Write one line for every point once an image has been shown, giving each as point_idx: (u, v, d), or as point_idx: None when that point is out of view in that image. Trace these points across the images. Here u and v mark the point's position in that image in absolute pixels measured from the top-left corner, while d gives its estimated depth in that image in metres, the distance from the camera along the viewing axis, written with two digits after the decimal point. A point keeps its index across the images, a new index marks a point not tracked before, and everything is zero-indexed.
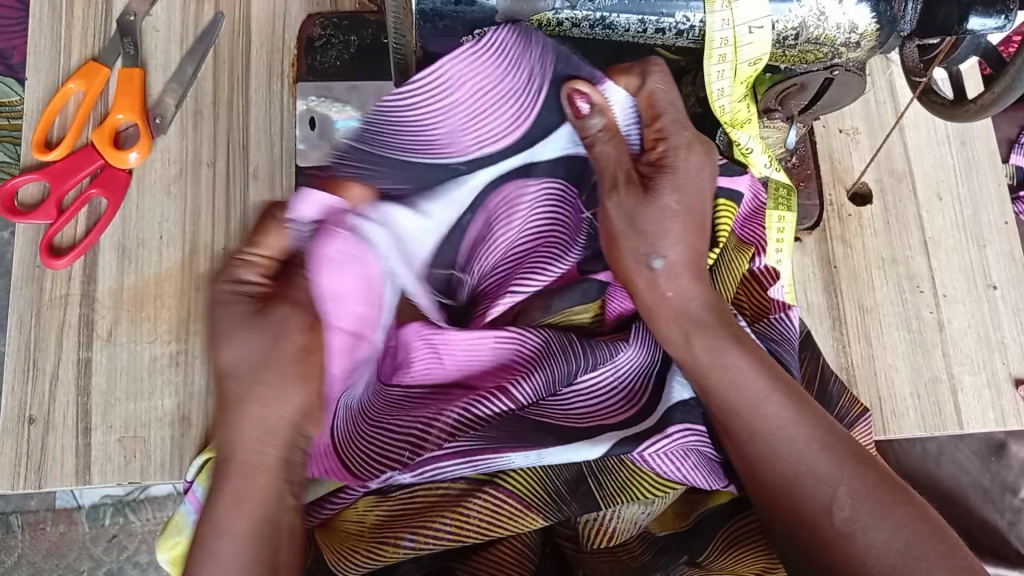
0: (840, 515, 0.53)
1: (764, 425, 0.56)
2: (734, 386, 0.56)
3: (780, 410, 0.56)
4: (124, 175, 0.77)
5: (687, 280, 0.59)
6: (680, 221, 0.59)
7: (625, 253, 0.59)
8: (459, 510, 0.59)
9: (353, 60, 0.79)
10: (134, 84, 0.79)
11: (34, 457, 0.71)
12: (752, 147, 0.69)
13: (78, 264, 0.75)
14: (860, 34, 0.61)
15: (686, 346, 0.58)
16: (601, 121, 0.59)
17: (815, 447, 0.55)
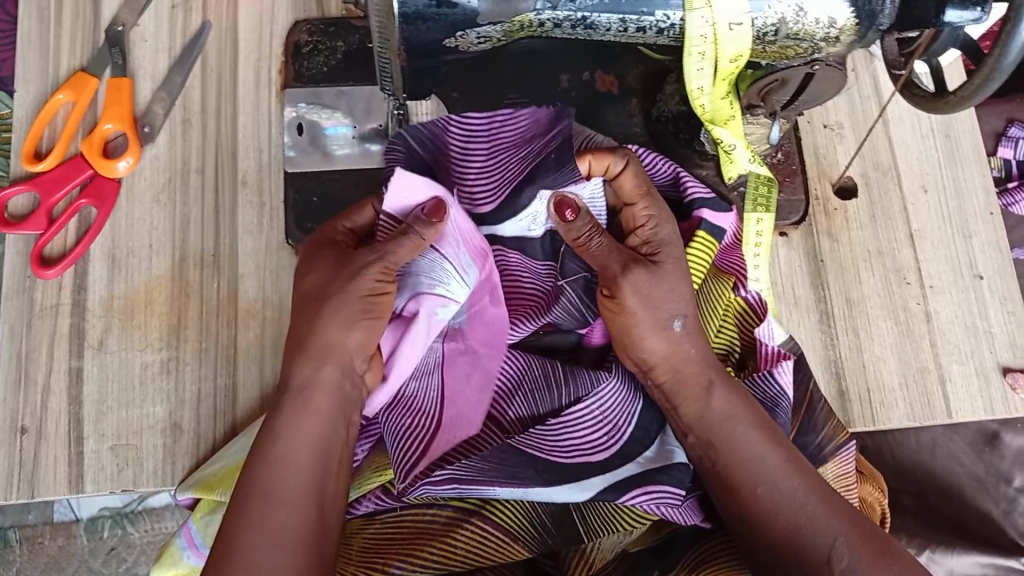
0: (837, 565, 0.55)
1: (768, 480, 0.59)
2: (744, 440, 0.60)
3: (778, 461, 0.59)
4: (113, 185, 0.77)
5: (701, 341, 0.64)
6: (688, 286, 0.64)
7: (642, 325, 0.62)
8: (446, 540, 0.62)
9: (340, 66, 0.79)
10: (123, 94, 0.79)
11: (27, 467, 0.71)
12: (735, 144, 0.70)
13: (68, 273, 0.76)
14: (839, 29, 0.61)
15: (700, 410, 0.62)
16: (590, 220, 0.63)
17: (815, 501, 0.58)
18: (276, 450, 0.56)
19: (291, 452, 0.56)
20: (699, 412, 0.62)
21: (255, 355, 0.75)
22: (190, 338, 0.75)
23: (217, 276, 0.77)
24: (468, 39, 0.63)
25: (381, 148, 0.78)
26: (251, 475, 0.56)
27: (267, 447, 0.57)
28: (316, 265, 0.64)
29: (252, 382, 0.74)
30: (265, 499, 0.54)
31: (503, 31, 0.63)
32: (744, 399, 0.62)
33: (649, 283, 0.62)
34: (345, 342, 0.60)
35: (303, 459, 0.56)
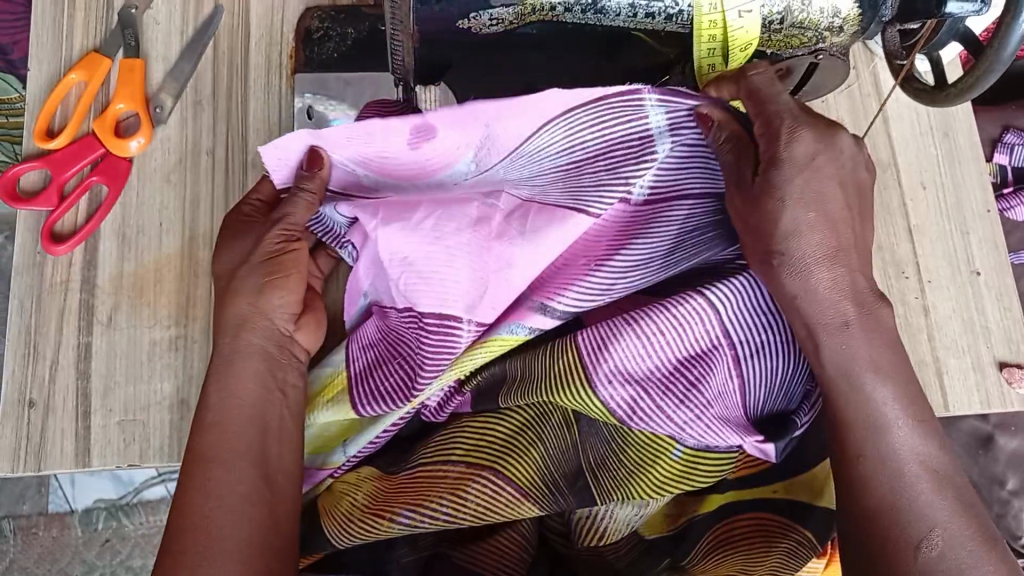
0: (931, 534, 0.55)
1: (883, 449, 0.57)
2: (876, 387, 0.58)
3: (912, 442, 0.57)
4: (125, 164, 0.78)
5: (821, 273, 0.58)
6: (813, 213, 0.57)
7: (755, 250, 0.59)
8: (458, 492, 0.64)
9: (351, 52, 0.81)
10: (137, 75, 0.80)
11: (34, 440, 0.72)
12: None
13: (78, 250, 0.76)
14: (843, 18, 0.63)
15: (815, 348, 0.59)
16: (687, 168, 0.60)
17: (922, 469, 0.56)
18: (212, 419, 0.61)
19: (225, 416, 0.61)
20: (819, 350, 0.59)
21: None
22: (198, 317, 0.76)
23: None
24: (481, 22, 0.65)
25: None
26: (192, 444, 0.61)
27: (203, 416, 0.61)
28: (235, 235, 0.67)
29: None
30: (198, 462, 0.59)
31: (516, 13, 0.65)
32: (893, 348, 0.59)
33: (750, 211, 0.58)
34: (256, 312, 0.63)
35: (226, 425, 0.60)
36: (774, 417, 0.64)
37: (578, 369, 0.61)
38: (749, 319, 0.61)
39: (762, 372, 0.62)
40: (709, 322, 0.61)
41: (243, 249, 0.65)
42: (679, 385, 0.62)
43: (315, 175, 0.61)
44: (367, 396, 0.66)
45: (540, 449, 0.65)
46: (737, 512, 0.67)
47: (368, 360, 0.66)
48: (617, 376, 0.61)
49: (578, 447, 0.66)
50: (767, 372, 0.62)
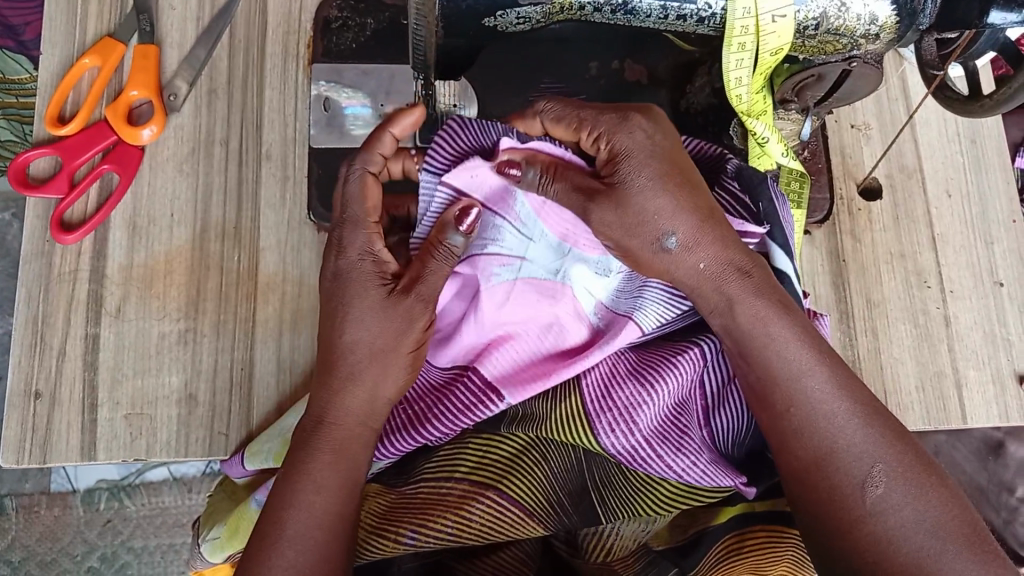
0: (873, 492, 0.52)
1: (808, 410, 0.54)
2: (777, 355, 0.55)
3: (845, 412, 0.54)
4: (136, 152, 0.77)
5: (705, 250, 0.56)
6: (659, 199, 0.56)
7: (634, 249, 0.57)
8: (462, 511, 0.63)
9: (369, 43, 0.79)
10: (150, 61, 0.79)
11: (40, 432, 0.71)
12: (768, 138, 0.70)
13: (87, 239, 0.75)
14: (880, 26, 0.61)
15: (729, 312, 0.56)
16: (535, 173, 0.58)
17: (856, 422, 0.54)
18: (309, 500, 0.55)
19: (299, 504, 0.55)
20: (727, 323, 0.57)
21: (274, 330, 0.74)
22: (208, 310, 0.74)
23: (237, 248, 0.76)
24: (508, 20, 0.63)
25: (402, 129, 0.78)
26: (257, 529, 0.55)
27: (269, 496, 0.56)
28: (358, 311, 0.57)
29: (270, 358, 0.74)
30: (282, 542, 0.53)
31: (544, 12, 0.63)
32: (777, 298, 0.57)
33: (616, 215, 0.55)
34: (378, 400, 0.58)
35: (321, 507, 0.55)
36: (748, 461, 0.64)
37: (583, 417, 0.60)
38: (718, 367, 0.63)
39: (734, 419, 0.63)
40: (696, 371, 0.61)
41: (390, 315, 0.57)
42: (669, 432, 0.61)
43: (467, 239, 0.57)
44: (375, 452, 0.64)
45: (545, 469, 0.64)
46: (749, 525, 0.65)
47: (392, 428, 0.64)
48: (619, 425, 0.60)
49: (583, 464, 0.64)
50: (738, 419, 0.63)
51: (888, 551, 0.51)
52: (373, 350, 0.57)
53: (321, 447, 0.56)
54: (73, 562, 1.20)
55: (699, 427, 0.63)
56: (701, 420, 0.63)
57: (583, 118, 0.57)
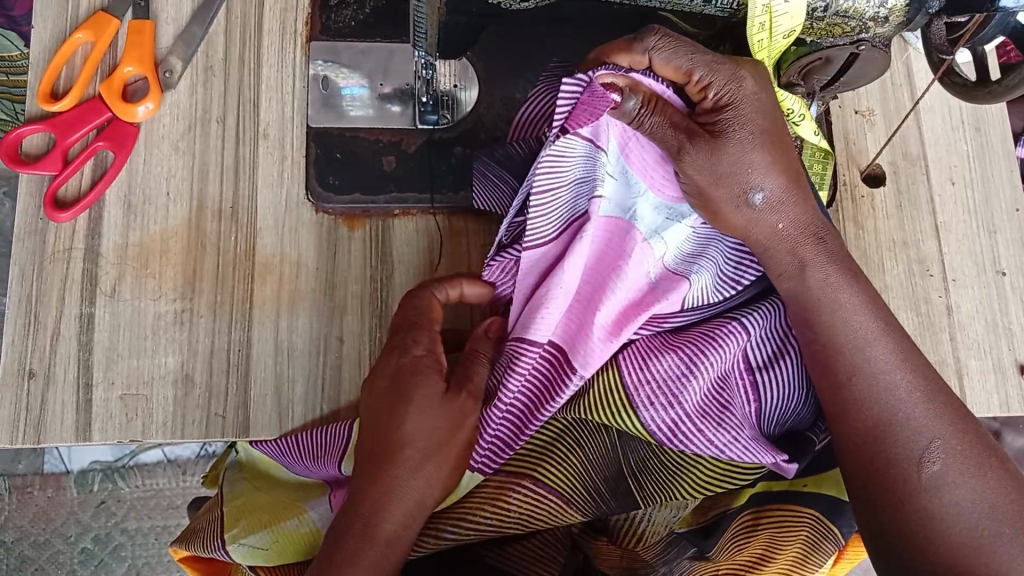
0: (928, 468, 0.56)
1: (871, 387, 0.58)
2: (846, 323, 0.59)
3: (907, 388, 0.58)
4: (132, 129, 0.76)
5: (789, 207, 0.61)
6: (757, 148, 0.59)
7: (720, 202, 0.59)
8: (500, 504, 0.62)
9: (369, 21, 0.78)
10: (145, 37, 0.77)
11: (34, 412, 0.70)
12: (801, 113, 0.66)
13: (82, 218, 0.74)
14: (889, 9, 0.60)
15: (799, 276, 0.61)
16: (636, 102, 0.56)
17: (916, 398, 0.58)
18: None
19: None
20: (798, 288, 0.61)
21: (271, 312, 0.74)
22: (204, 291, 0.73)
23: (234, 228, 0.75)
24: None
25: (401, 109, 0.76)
26: None
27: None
28: (418, 403, 0.59)
29: (267, 339, 0.73)
30: None
31: None
32: (847, 265, 0.62)
33: (712, 160, 0.58)
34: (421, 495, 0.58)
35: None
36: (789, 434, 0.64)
37: (621, 391, 0.61)
38: (763, 341, 0.63)
39: (780, 395, 0.63)
40: (739, 348, 0.62)
41: (446, 408, 0.59)
42: (710, 407, 0.61)
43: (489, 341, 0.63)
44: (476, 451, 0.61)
45: (581, 455, 0.63)
46: (766, 505, 0.67)
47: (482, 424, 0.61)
48: (660, 399, 0.60)
49: (617, 449, 0.64)
50: (784, 396, 0.63)
51: (943, 528, 0.54)
52: (427, 439, 0.58)
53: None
54: (67, 543, 1.20)
55: (745, 403, 0.63)
56: (752, 395, 0.63)
57: (699, 63, 0.57)
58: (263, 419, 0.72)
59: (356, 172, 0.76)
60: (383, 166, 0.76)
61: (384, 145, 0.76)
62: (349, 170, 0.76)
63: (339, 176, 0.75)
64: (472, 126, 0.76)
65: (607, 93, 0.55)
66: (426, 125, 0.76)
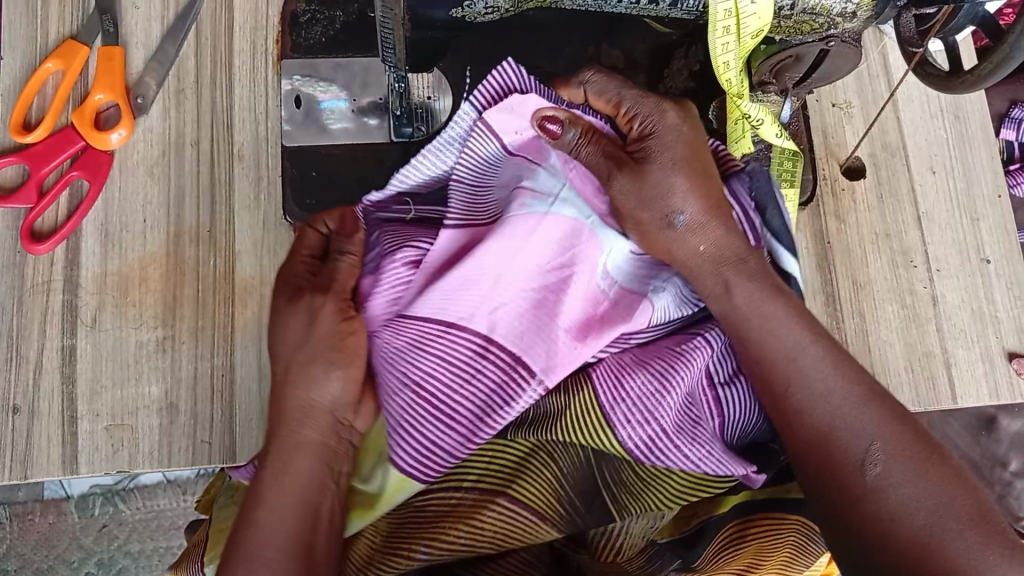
0: (872, 471, 0.54)
1: (803, 390, 0.56)
2: (773, 335, 0.58)
3: (843, 391, 0.56)
4: (106, 158, 0.75)
5: (715, 229, 0.60)
6: (679, 175, 0.60)
7: (647, 224, 0.60)
8: (472, 522, 0.61)
9: (339, 37, 0.78)
10: (115, 63, 0.77)
11: (20, 447, 0.70)
12: (762, 118, 0.64)
13: (60, 249, 0.74)
14: (856, 5, 0.60)
15: (728, 300, 0.59)
16: (575, 133, 0.60)
17: (854, 398, 0.56)
18: (265, 520, 0.55)
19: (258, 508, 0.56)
20: (725, 311, 0.60)
21: (254, 335, 0.73)
22: (186, 317, 0.73)
23: (213, 252, 0.75)
24: (475, 10, 0.61)
25: (379, 122, 0.76)
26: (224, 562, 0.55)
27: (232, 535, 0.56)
28: (278, 321, 0.63)
29: (250, 363, 0.73)
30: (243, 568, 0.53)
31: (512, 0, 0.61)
32: (772, 283, 0.60)
33: (637, 189, 0.59)
34: (313, 398, 0.60)
35: (294, 524, 0.56)
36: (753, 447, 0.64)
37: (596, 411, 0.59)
38: (725, 356, 0.63)
39: (744, 408, 0.63)
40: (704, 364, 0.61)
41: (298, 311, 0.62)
42: (681, 422, 0.60)
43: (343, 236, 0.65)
44: (404, 451, 0.60)
45: (557, 468, 0.62)
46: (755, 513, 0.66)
47: (402, 417, 0.60)
48: (634, 417, 0.59)
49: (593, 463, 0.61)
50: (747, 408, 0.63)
51: (891, 528, 0.52)
52: (300, 344, 0.61)
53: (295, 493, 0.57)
54: (70, 569, 1.20)
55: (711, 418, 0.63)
56: (713, 409, 0.63)
57: (626, 96, 0.61)
58: (249, 443, 0.71)
59: (333, 189, 0.75)
60: (359, 183, 0.75)
61: (360, 161, 0.76)
62: (325, 187, 0.75)
63: (315, 195, 0.75)
64: None
65: (548, 124, 0.61)
66: (401, 138, 0.76)
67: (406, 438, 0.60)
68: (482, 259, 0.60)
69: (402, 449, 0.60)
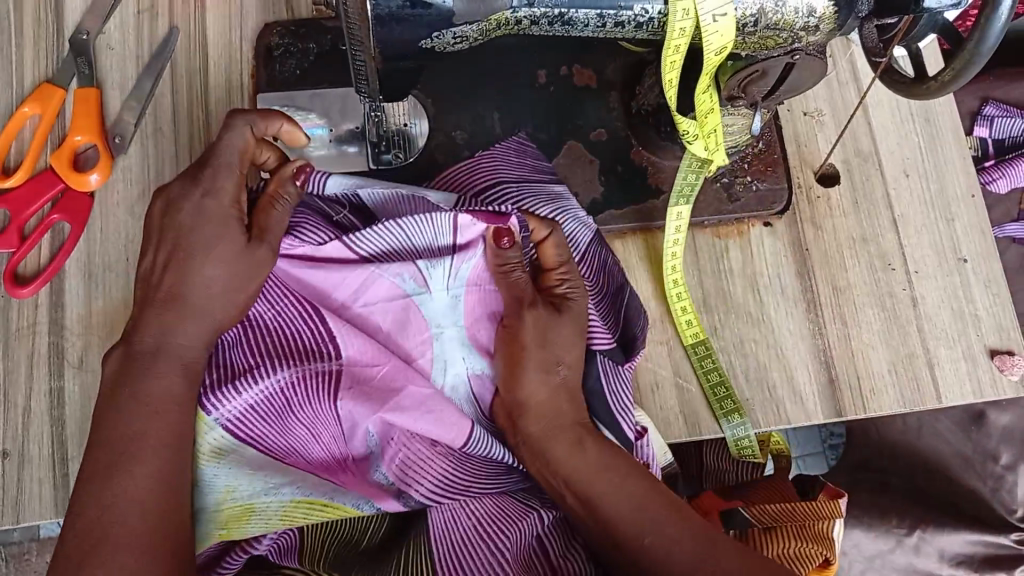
0: None
1: (643, 541, 0.58)
2: (612, 492, 0.60)
3: (686, 531, 0.58)
4: (86, 199, 0.76)
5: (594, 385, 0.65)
6: (578, 334, 0.65)
7: (530, 364, 0.63)
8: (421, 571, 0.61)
9: (313, 68, 0.78)
10: (92, 104, 0.77)
11: (11, 492, 0.70)
12: (697, 134, 0.71)
13: (44, 291, 0.74)
14: (818, 17, 0.61)
15: (589, 459, 0.62)
16: (519, 255, 0.63)
17: (687, 540, 0.57)
18: (151, 412, 0.55)
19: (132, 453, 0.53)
20: (590, 463, 0.61)
21: None
22: None
23: None
24: (444, 40, 0.62)
25: (358, 150, 0.77)
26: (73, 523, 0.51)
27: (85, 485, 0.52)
28: (209, 246, 0.58)
29: None
30: (113, 531, 0.50)
31: (480, 29, 0.62)
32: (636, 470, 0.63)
33: (548, 323, 0.63)
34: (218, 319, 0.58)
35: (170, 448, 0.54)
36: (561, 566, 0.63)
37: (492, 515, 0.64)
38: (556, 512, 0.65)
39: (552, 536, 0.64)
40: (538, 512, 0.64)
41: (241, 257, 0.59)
42: (508, 533, 0.62)
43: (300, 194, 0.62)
44: (225, 390, 0.59)
45: None
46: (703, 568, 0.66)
47: (258, 388, 0.60)
48: (493, 550, 0.61)
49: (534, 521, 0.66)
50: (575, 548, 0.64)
51: None
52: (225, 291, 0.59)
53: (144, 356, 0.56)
54: None
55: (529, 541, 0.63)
56: (558, 551, 0.63)
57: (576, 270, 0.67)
58: None
59: None
60: None
61: None
62: None
63: None
64: (425, 164, 0.77)
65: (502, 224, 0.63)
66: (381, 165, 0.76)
67: (252, 420, 0.60)
68: (352, 300, 0.65)
69: (229, 417, 0.59)
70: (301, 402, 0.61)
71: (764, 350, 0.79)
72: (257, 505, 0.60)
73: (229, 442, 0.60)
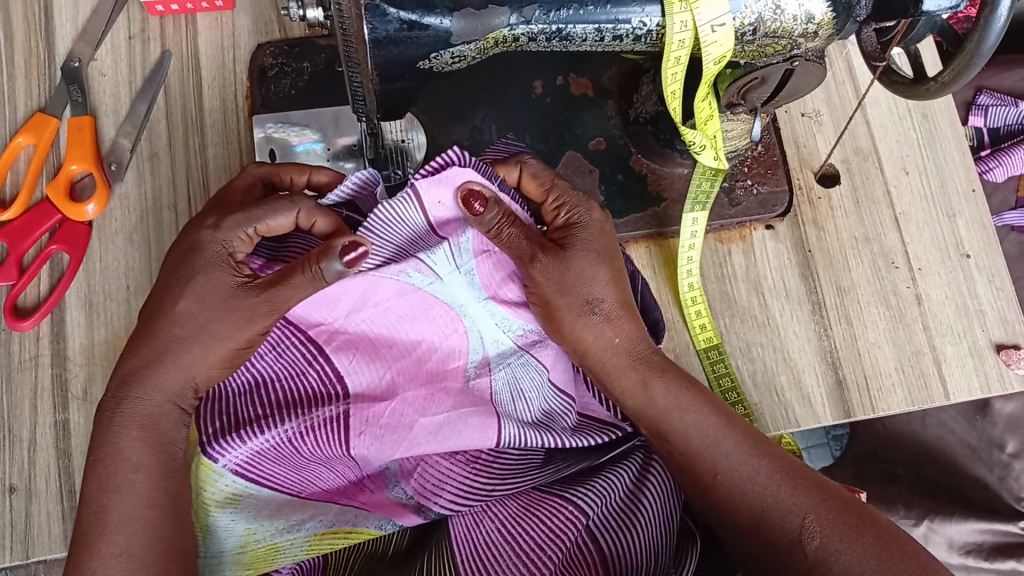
0: (809, 543, 0.58)
1: (726, 470, 0.62)
2: (694, 426, 0.63)
3: (767, 471, 0.61)
4: (83, 228, 0.75)
5: (624, 324, 0.65)
6: (600, 267, 0.64)
7: (563, 312, 0.63)
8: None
9: (308, 87, 0.77)
10: (85, 133, 0.76)
11: (20, 527, 0.69)
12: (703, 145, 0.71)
13: (45, 323, 0.73)
14: (817, 24, 0.61)
15: (648, 399, 0.64)
16: (496, 214, 0.59)
17: (775, 479, 0.61)
18: (129, 480, 0.56)
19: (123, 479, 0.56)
20: (643, 404, 0.64)
21: None
22: None
23: None
24: (442, 61, 0.61)
25: (355, 165, 0.76)
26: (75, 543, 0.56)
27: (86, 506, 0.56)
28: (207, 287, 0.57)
29: None
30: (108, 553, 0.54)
31: (478, 48, 0.61)
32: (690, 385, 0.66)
33: (558, 270, 0.62)
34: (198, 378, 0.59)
35: (149, 512, 0.56)
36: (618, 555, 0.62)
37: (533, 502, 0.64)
38: (626, 476, 0.65)
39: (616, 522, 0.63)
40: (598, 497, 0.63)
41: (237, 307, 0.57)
42: (540, 527, 0.62)
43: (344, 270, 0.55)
44: (229, 444, 0.59)
45: None
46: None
47: (265, 437, 0.60)
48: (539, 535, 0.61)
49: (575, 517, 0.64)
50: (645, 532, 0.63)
51: None
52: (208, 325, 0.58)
53: (126, 422, 0.57)
54: None
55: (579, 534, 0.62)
56: (606, 538, 0.63)
57: (560, 190, 0.64)
58: None
59: None
60: None
61: None
62: None
63: None
64: None
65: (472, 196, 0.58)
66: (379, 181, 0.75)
67: (261, 464, 0.61)
68: (360, 303, 0.63)
69: (237, 462, 0.60)
70: (315, 441, 0.62)
71: (771, 353, 0.78)
72: (281, 543, 0.61)
73: (241, 486, 0.61)
